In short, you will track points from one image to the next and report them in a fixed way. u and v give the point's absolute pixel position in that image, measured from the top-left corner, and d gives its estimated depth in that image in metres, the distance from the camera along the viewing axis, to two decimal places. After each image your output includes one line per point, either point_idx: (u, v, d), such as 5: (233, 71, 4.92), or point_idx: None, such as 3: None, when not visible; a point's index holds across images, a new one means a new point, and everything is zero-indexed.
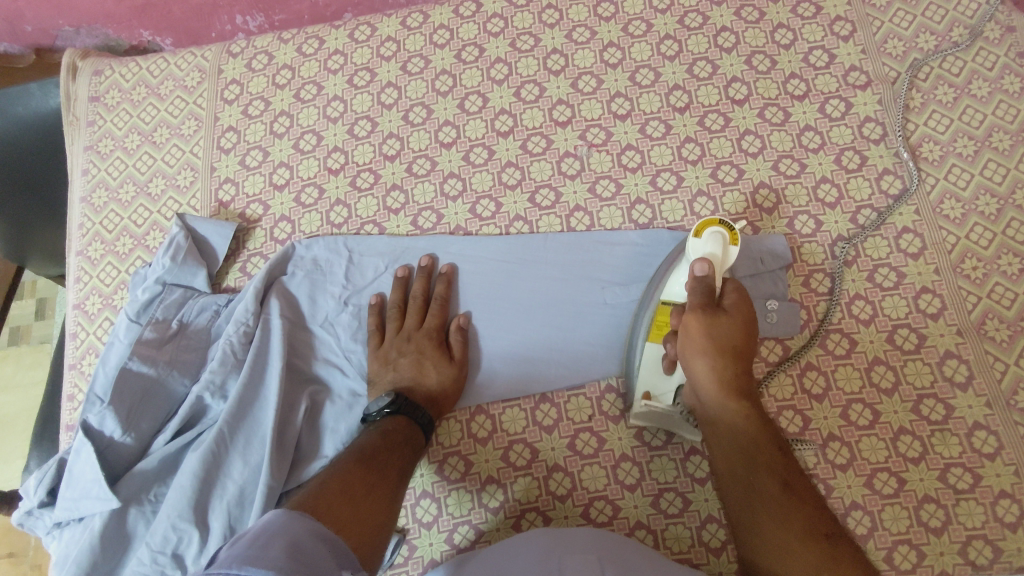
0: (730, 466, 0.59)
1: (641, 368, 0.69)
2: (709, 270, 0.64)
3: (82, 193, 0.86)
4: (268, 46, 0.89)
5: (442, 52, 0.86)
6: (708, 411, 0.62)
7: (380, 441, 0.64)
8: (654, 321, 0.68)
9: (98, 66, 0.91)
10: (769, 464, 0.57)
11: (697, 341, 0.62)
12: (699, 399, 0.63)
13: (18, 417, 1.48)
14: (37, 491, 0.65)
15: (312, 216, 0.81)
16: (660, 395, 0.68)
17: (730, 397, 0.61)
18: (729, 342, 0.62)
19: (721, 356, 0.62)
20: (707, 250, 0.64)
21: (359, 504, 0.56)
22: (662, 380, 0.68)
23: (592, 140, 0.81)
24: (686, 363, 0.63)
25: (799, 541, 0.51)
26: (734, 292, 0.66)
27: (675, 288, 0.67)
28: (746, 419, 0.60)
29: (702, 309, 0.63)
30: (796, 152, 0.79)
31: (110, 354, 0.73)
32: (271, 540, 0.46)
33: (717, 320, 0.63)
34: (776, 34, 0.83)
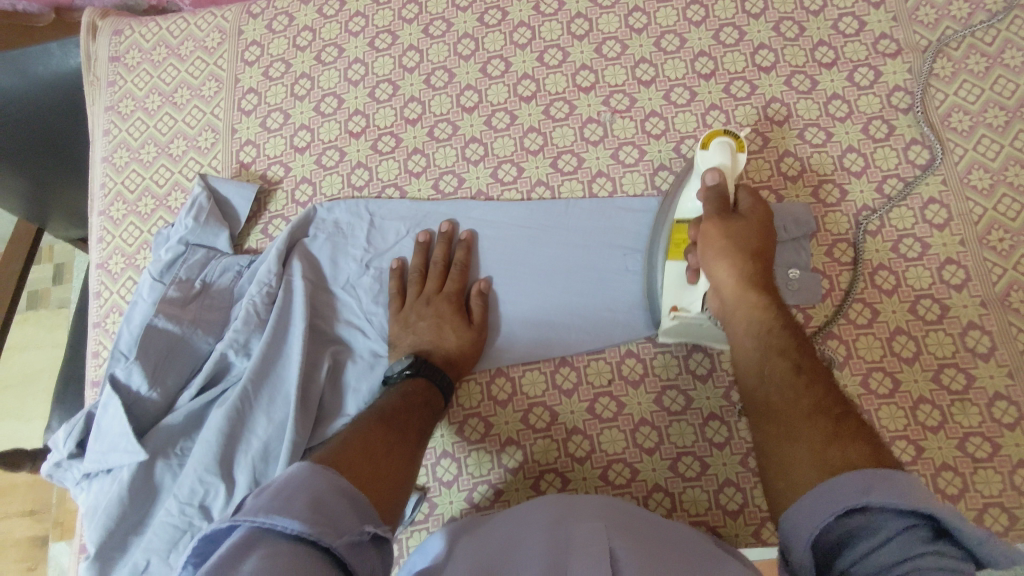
0: (750, 352, 0.61)
1: (665, 284, 0.70)
2: (720, 179, 0.66)
3: (104, 154, 0.86)
4: (289, 7, 0.88)
5: (464, 15, 0.85)
6: (729, 311, 0.64)
7: (401, 401, 0.64)
8: (672, 237, 0.70)
9: (117, 26, 0.90)
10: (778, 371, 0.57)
11: (716, 246, 0.64)
12: (720, 301, 0.65)
13: (38, 379, 1.50)
14: (66, 443, 0.66)
15: (334, 178, 0.81)
16: (687, 307, 0.69)
17: (750, 293, 0.63)
18: (746, 243, 0.65)
19: (738, 258, 0.64)
20: (716, 161, 0.65)
21: (378, 461, 0.56)
22: (687, 291, 0.69)
23: (616, 106, 0.80)
24: (705, 263, 0.66)
25: (802, 418, 0.52)
26: (750, 199, 0.68)
27: (688, 202, 0.70)
28: (764, 309, 0.62)
29: (718, 214, 0.65)
30: (823, 121, 0.78)
31: (136, 312, 0.74)
32: (295, 494, 0.45)
33: (732, 221, 0.65)
34: (806, 0, 0.82)
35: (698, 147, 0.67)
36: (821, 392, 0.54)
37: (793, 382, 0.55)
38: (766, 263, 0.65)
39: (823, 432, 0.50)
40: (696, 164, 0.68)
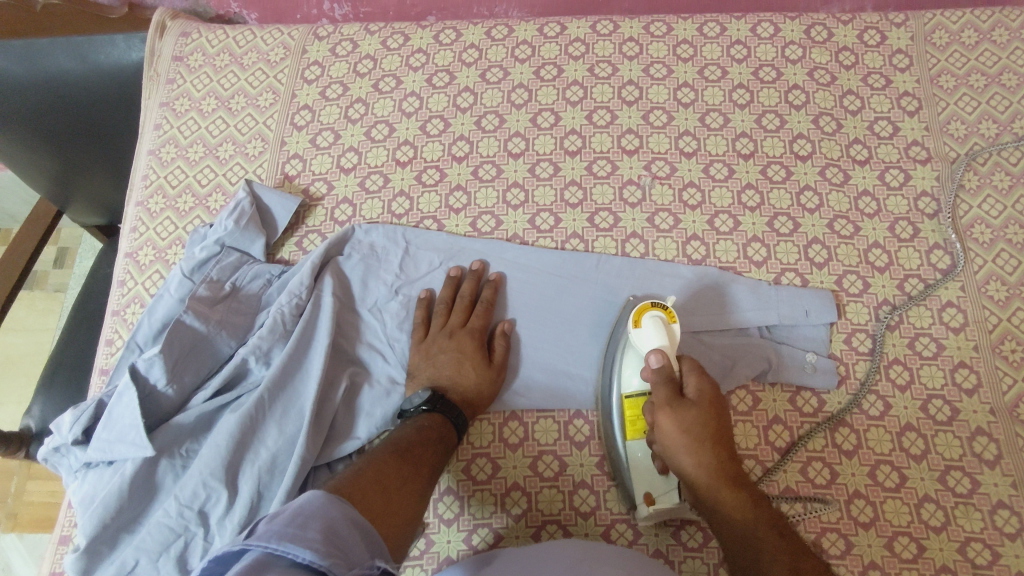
0: (742, 549, 0.56)
1: (636, 473, 0.68)
2: (664, 359, 0.66)
3: (152, 146, 0.87)
4: (354, 35, 0.92)
5: (522, 67, 0.89)
6: (708, 508, 0.60)
7: (416, 434, 0.65)
8: (626, 419, 0.69)
9: (186, 28, 0.93)
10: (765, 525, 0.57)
11: (675, 439, 0.62)
12: (695, 495, 0.61)
13: (25, 360, 1.58)
14: (72, 428, 0.65)
15: (375, 203, 0.83)
16: (664, 495, 0.67)
17: (721, 489, 0.59)
18: (703, 430, 0.62)
19: (699, 448, 0.61)
20: (654, 342, 0.67)
21: (390, 494, 0.56)
22: (659, 480, 0.67)
23: (656, 172, 0.83)
24: (671, 458, 0.63)
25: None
26: (694, 373, 0.66)
27: (632, 382, 0.69)
28: (740, 504, 0.58)
29: (668, 402, 0.64)
30: (851, 214, 0.81)
31: (161, 305, 0.75)
32: (309, 521, 0.45)
33: (685, 410, 0.63)
34: (845, 100, 0.86)
35: (632, 325, 0.70)
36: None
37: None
38: (728, 447, 0.62)
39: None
40: (633, 341, 0.70)
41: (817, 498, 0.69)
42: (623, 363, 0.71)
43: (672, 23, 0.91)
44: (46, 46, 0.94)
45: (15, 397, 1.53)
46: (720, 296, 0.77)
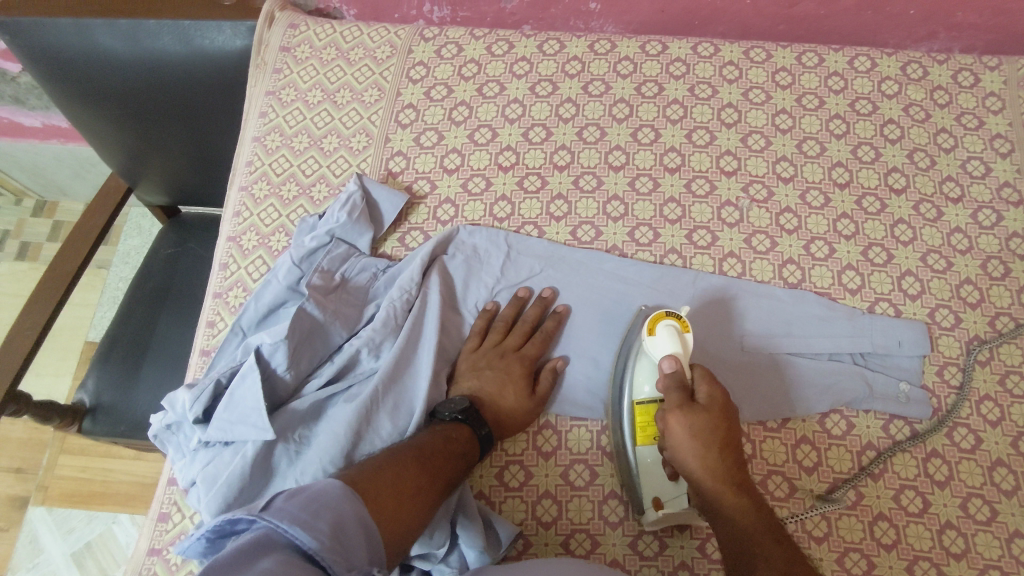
0: (736, 546, 0.59)
1: (644, 476, 0.69)
2: (677, 364, 0.68)
3: (257, 133, 0.91)
4: (459, 39, 0.93)
5: (623, 82, 0.90)
6: (711, 506, 0.62)
7: (442, 445, 0.63)
8: (636, 425, 0.70)
9: (293, 20, 0.98)
10: (767, 552, 0.56)
11: (685, 441, 0.64)
12: (699, 496, 0.63)
13: (63, 334, 1.58)
14: (192, 407, 0.66)
15: (477, 205, 0.84)
16: (672, 499, 0.68)
17: (726, 491, 0.61)
18: (710, 434, 0.63)
19: (707, 451, 0.63)
20: (668, 348, 0.69)
21: (402, 502, 0.54)
22: (669, 485, 0.68)
23: (754, 195, 0.85)
24: (678, 458, 0.65)
25: None
26: (705, 382, 0.68)
27: (644, 389, 0.71)
28: (741, 508, 0.60)
29: (680, 405, 0.65)
30: (944, 250, 0.82)
31: (267, 291, 0.75)
32: (323, 510, 0.46)
33: (693, 415, 0.64)
34: (939, 137, 0.88)
35: (646, 333, 0.71)
36: None
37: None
38: (735, 452, 0.64)
39: None
40: (648, 351, 0.71)
41: (909, 526, 0.70)
42: (635, 371, 0.72)
43: (771, 50, 0.93)
44: (153, 28, 0.93)
45: (53, 368, 1.54)
46: (809, 321, 0.79)
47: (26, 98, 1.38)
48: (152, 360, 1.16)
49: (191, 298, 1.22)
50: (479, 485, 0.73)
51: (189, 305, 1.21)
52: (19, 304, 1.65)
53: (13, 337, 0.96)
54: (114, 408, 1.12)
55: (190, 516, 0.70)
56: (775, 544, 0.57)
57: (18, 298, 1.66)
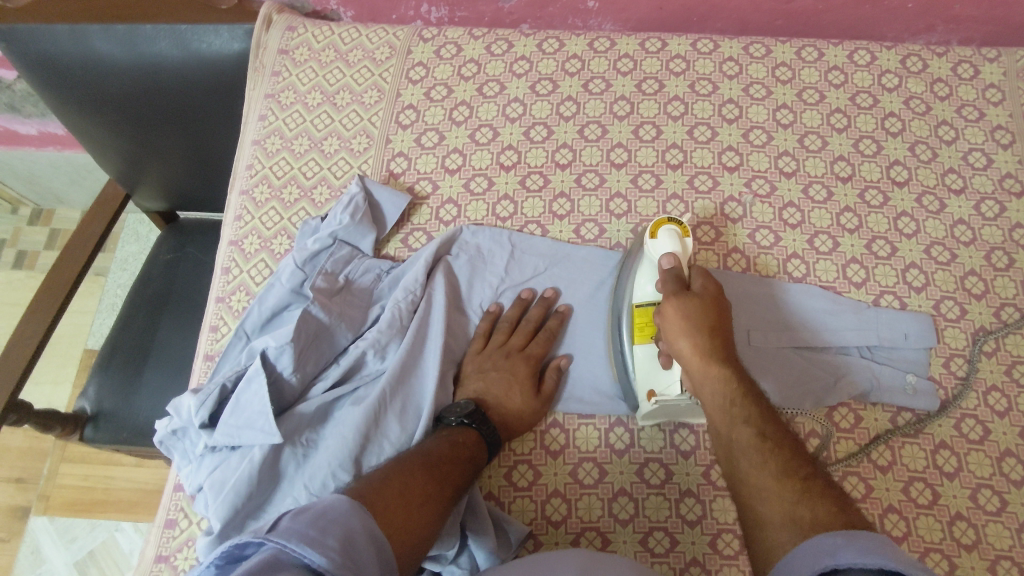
0: (717, 414, 0.62)
1: (639, 374, 0.71)
2: (676, 262, 0.70)
3: (256, 137, 0.91)
4: (458, 39, 0.93)
5: (624, 80, 0.90)
6: (697, 380, 0.64)
7: (448, 450, 0.63)
8: (634, 325, 0.72)
9: (291, 23, 0.97)
10: (746, 417, 0.59)
11: (677, 322, 0.66)
12: (687, 374, 0.66)
13: (62, 342, 1.57)
14: (198, 413, 0.66)
15: (479, 204, 0.84)
16: (665, 390, 0.69)
17: (711, 365, 0.63)
18: (704, 318, 0.65)
19: (696, 332, 0.65)
20: (667, 247, 0.71)
21: (411, 509, 0.55)
22: (662, 375, 0.70)
23: (757, 190, 0.85)
24: (671, 339, 0.67)
25: (776, 483, 0.54)
26: (702, 277, 0.69)
27: (645, 288, 0.72)
28: (726, 381, 0.62)
29: (675, 293, 0.67)
30: (948, 242, 0.82)
31: (271, 294, 0.75)
32: (331, 526, 0.46)
33: (687, 301, 0.66)
34: (940, 130, 0.88)
35: (649, 237, 0.73)
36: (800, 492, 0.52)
37: (761, 448, 0.57)
38: (726, 335, 0.66)
39: (790, 490, 0.53)
40: (648, 253, 0.73)
41: (919, 518, 0.70)
42: (636, 274, 0.74)
43: (770, 45, 0.93)
44: (150, 32, 0.93)
45: (53, 376, 1.53)
46: (814, 315, 0.79)
47: (21, 106, 1.37)
48: (153, 366, 1.15)
49: (190, 303, 1.21)
50: (488, 485, 0.72)
51: (189, 310, 1.21)
52: (18, 313, 1.64)
53: (13, 346, 0.95)
54: (115, 415, 1.11)
55: (197, 522, 0.69)
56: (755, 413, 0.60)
57: (16, 307, 1.65)
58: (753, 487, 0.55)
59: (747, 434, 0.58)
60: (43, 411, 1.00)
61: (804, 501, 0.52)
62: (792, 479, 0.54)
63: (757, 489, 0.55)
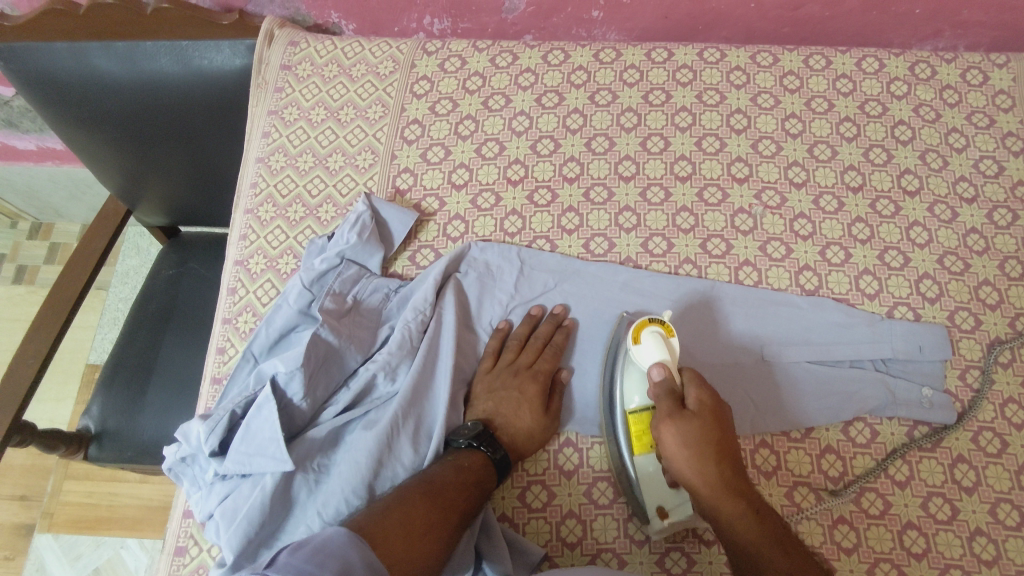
0: (742, 553, 0.59)
1: (645, 487, 0.68)
2: (665, 372, 0.67)
3: (260, 154, 0.90)
4: (462, 52, 0.92)
5: (630, 91, 0.89)
6: (709, 512, 0.61)
7: (453, 475, 0.63)
8: (631, 435, 0.69)
9: (293, 37, 0.95)
10: (768, 558, 0.57)
11: (680, 452, 0.62)
12: (698, 504, 0.62)
13: (64, 358, 1.56)
14: (207, 441, 0.65)
15: (487, 220, 0.83)
16: (676, 507, 0.66)
17: (725, 498, 0.60)
18: (707, 442, 0.62)
19: (701, 463, 0.61)
20: (656, 355, 0.67)
21: (413, 541, 0.55)
22: (670, 494, 0.67)
23: (767, 202, 0.84)
24: (674, 466, 0.63)
25: None
26: (696, 387, 0.65)
27: (636, 399, 0.69)
28: (742, 515, 0.59)
29: (671, 414, 0.64)
30: (961, 251, 0.81)
31: (278, 316, 0.74)
32: (328, 561, 0.46)
33: (686, 423, 0.62)
34: (950, 137, 0.87)
35: (631, 342, 0.69)
36: None
37: None
38: (731, 458, 0.62)
39: None
40: (634, 359, 0.69)
41: (939, 534, 0.69)
42: (624, 380, 0.70)
43: (777, 54, 0.92)
44: (150, 49, 0.93)
45: (55, 393, 1.52)
46: (828, 328, 0.78)
47: (19, 122, 1.36)
48: (156, 384, 1.14)
49: (193, 320, 1.20)
50: (501, 506, 0.71)
51: (192, 326, 1.19)
52: (19, 328, 1.63)
53: (16, 368, 0.94)
54: (119, 434, 1.10)
55: (208, 549, 0.68)
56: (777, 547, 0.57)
57: (17, 323, 1.64)
58: None
59: (776, 574, 0.56)
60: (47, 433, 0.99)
61: None
62: None
63: None
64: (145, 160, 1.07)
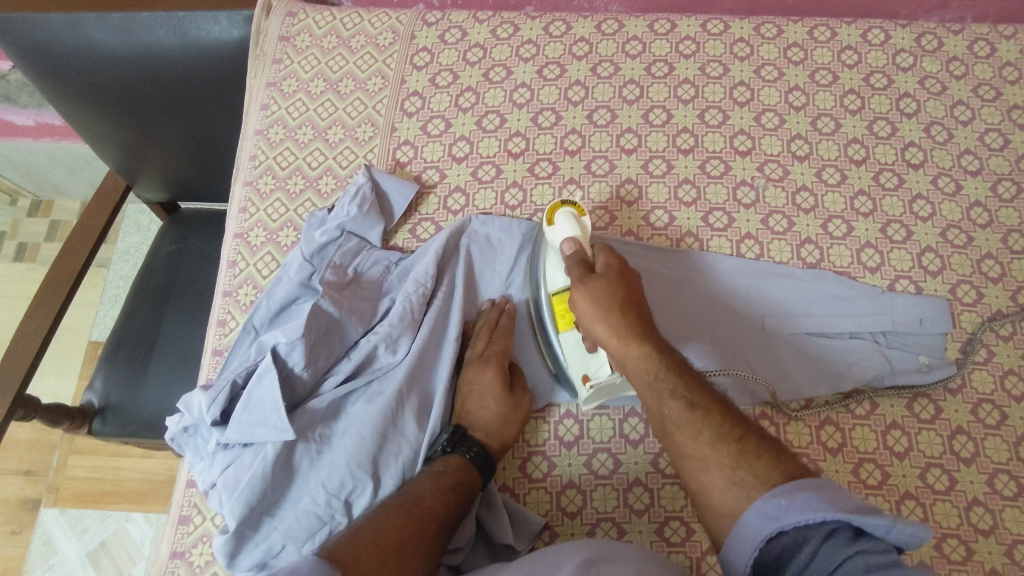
0: (652, 400, 0.60)
1: (569, 359, 0.70)
2: (577, 247, 0.67)
3: (259, 126, 0.89)
4: (463, 23, 0.91)
5: (633, 63, 0.88)
6: (619, 359, 0.63)
7: (429, 482, 0.62)
8: (556, 314, 0.71)
9: (291, 8, 0.98)
10: (677, 389, 0.59)
11: (589, 307, 0.63)
12: (611, 356, 0.64)
13: (66, 334, 1.56)
14: (209, 411, 0.65)
15: (487, 193, 0.82)
16: (597, 373, 0.68)
17: (630, 343, 0.61)
18: (612, 295, 0.63)
19: (608, 314, 0.62)
20: (567, 232, 0.68)
21: (387, 556, 0.54)
22: (591, 360, 0.69)
23: (769, 174, 0.83)
24: (587, 325, 0.65)
25: (711, 449, 0.56)
26: (605, 256, 0.67)
27: (555, 278, 0.70)
28: (647, 357, 0.60)
29: (580, 282, 0.65)
30: (964, 225, 0.81)
31: (279, 288, 0.74)
32: None
33: (591, 285, 0.64)
34: (956, 110, 0.86)
35: (547, 224, 0.70)
36: (765, 463, 0.54)
37: (692, 419, 0.57)
38: (637, 306, 0.64)
39: (730, 456, 0.55)
40: (550, 241, 0.70)
41: (936, 504, 0.69)
42: (545, 264, 0.72)
43: (782, 25, 0.91)
44: (147, 20, 0.91)
45: (58, 369, 1.52)
46: (828, 301, 0.78)
47: (16, 97, 1.35)
48: (159, 358, 1.14)
49: (194, 294, 1.20)
50: (502, 478, 0.72)
51: (193, 302, 1.19)
52: (21, 305, 1.64)
53: (19, 340, 0.94)
54: (122, 408, 1.11)
55: (211, 518, 0.69)
56: (681, 384, 0.59)
57: (20, 299, 1.65)
58: (695, 460, 0.57)
59: (678, 407, 0.58)
60: (50, 405, 0.99)
61: (745, 463, 0.54)
62: (728, 444, 0.55)
63: (698, 462, 0.56)
64: (142, 132, 1.06)
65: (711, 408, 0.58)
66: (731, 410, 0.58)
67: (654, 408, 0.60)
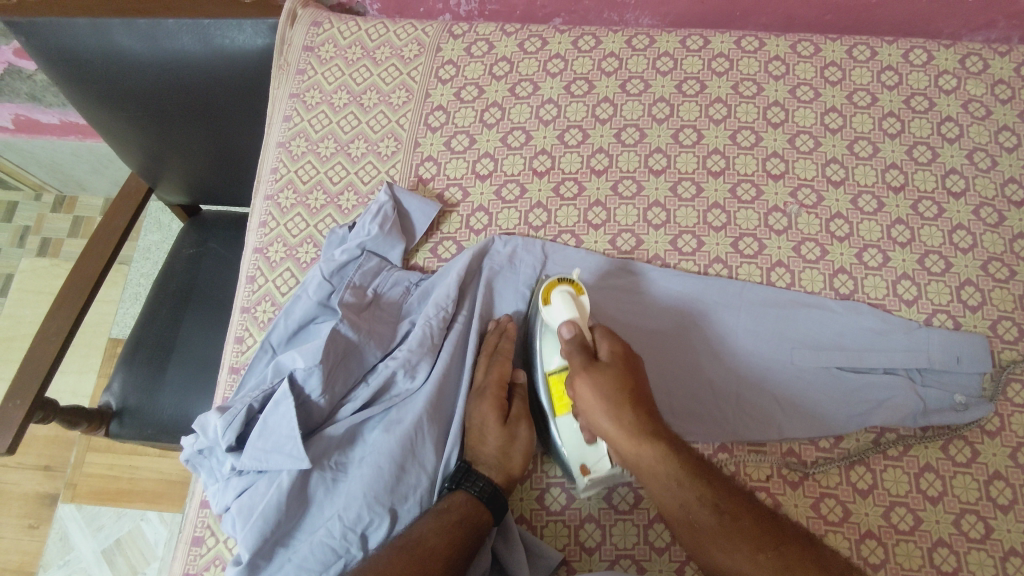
0: (673, 505, 0.60)
1: (566, 449, 0.67)
2: (575, 329, 0.64)
3: (281, 138, 0.88)
4: (490, 35, 0.89)
5: (663, 80, 0.86)
6: (631, 461, 0.61)
7: (434, 522, 0.61)
8: (552, 396, 0.68)
9: (317, 18, 0.95)
10: (701, 496, 0.59)
11: (599, 403, 0.61)
12: (619, 454, 0.62)
13: (87, 331, 1.57)
14: (225, 436, 0.64)
15: (511, 213, 0.81)
16: (597, 464, 0.65)
17: (643, 445, 0.59)
18: (618, 390, 0.61)
19: (619, 412, 0.60)
20: (564, 315, 0.65)
21: None
22: (589, 450, 0.66)
23: (803, 200, 0.80)
24: (590, 418, 0.62)
25: (750, 558, 0.56)
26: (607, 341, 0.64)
27: (551, 358, 0.68)
28: (665, 459, 0.59)
29: (585, 370, 0.62)
30: (1007, 257, 0.78)
31: (297, 307, 0.73)
32: None
33: (599, 374, 0.61)
34: (1000, 136, 0.83)
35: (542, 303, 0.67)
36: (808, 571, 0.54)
37: (725, 529, 0.57)
38: (645, 400, 0.62)
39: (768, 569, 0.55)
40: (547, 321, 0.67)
41: (970, 553, 0.66)
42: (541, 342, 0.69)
43: (819, 42, 0.88)
44: (172, 28, 0.89)
45: (77, 366, 1.53)
46: (861, 333, 0.75)
47: (42, 95, 1.36)
48: (176, 362, 1.14)
49: (213, 299, 1.20)
50: (518, 509, 0.70)
51: (212, 307, 1.19)
52: (44, 300, 1.65)
53: (38, 345, 0.94)
54: (139, 412, 1.11)
55: (224, 541, 0.68)
56: (706, 490, 0.59)
57: (42, 294, 1.66)
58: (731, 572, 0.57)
59: (707, 518, 0.58)
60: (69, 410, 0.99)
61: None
62: (766, 551, 0.56)
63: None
64: (163, 138, 1.05)
65: (738, 511, 0.58)
66: (756, 508, 0.59)
67: (678, 516, 0.60)
